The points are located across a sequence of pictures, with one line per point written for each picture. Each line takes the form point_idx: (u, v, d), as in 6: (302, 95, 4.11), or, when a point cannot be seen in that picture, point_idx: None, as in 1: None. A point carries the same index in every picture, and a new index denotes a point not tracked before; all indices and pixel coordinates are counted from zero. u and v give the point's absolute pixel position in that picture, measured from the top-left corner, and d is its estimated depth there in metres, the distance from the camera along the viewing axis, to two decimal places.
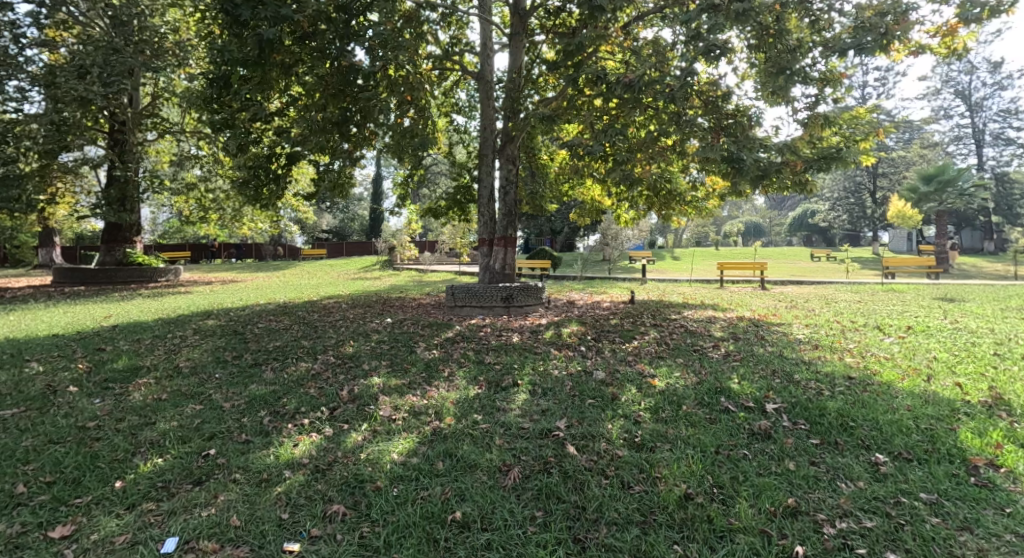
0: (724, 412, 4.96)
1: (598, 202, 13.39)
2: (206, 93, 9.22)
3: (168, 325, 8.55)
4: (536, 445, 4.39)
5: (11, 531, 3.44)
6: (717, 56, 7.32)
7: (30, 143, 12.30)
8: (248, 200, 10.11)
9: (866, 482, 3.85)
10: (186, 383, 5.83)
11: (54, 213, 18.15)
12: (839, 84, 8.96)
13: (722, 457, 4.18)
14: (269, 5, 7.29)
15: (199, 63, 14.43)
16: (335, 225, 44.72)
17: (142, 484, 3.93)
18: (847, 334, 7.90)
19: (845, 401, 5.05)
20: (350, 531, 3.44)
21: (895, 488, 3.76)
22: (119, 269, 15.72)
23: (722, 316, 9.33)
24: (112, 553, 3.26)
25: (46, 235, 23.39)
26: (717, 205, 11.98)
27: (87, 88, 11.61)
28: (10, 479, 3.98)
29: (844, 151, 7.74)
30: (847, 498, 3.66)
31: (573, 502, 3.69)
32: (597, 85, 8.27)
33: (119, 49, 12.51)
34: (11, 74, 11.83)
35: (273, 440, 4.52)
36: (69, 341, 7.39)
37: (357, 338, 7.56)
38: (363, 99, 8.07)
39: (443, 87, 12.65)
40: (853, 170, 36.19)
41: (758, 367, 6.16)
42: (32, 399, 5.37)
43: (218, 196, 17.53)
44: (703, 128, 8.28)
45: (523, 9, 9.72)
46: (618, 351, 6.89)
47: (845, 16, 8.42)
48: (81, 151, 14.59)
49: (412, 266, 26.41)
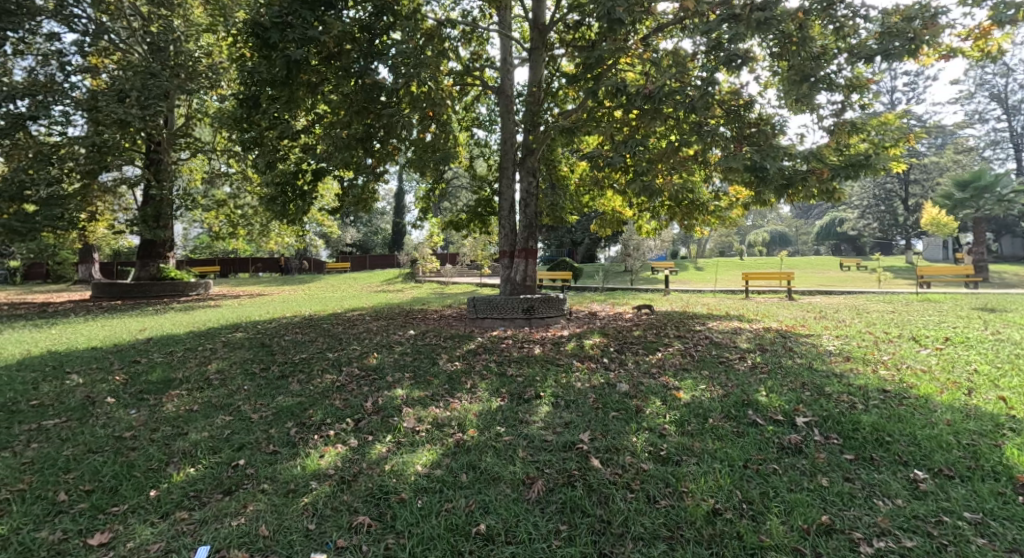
0: (752, 425, 4.86)
1: (619, 213, 13.24)
2: (237, 113, 9.48)
3: (199, 337, 8.77)
4: (560, 457, 4.36)
5: (53, 538, 3.57)
6: (739, 66, 7.30)
7: (73, 164, 12.81)
8: (276, 216, 10.38)
9: (905, 499, 3.71)
10: (216, 395, 5.96)
11: (93, 230, 18.91)
12: (867, 90, 8.77)
13: (750, 472, 4.09)
14: (297, 28, 7.63)
15: (230, 85, 14.94)
16: (358, 239, 45.47)
17: (174, 493, 4.04)
18: (881, 346, 7.66)
19: (880, 415, 4.89)
20: (376, 543, 3.47)
21: (937, 507, 3.62)
22: (152, 283, 16.23)
23: (747, 327, 9.15)
24: None
25: (86, 251, 24.28)
26: (741, 215, 11.85)
27: (126, 111, 12.13)
28: (53, 487, 4.14)
29: (872, 159, 7.55)
30: (885, 516, 3.54)
31: (598, 516, 3.65)
32: (617, 97, 8.19)
33: (156, 73, 13.10)
34: (57, 99, 12.33)
35: (300, 452, 4.60)
36: (107, 353, 7.65)
37: (380, 351, 7.63)
38: (386, 115, 8.21)
39: (463, 102, 12.77)
40: (883, 177, 35.41)
41: (785, 380, 6.00)
42: (72, 410, 5.57)
43: (246, 212, 17.97)
44: (726, 138, 8.16)
45: (543, 24, 9.83)
46: (642, 363, 6.81)
47: (871, 22, 8.27)
48: (120, 171, 15.18)
49: (434, 279, 26.56)
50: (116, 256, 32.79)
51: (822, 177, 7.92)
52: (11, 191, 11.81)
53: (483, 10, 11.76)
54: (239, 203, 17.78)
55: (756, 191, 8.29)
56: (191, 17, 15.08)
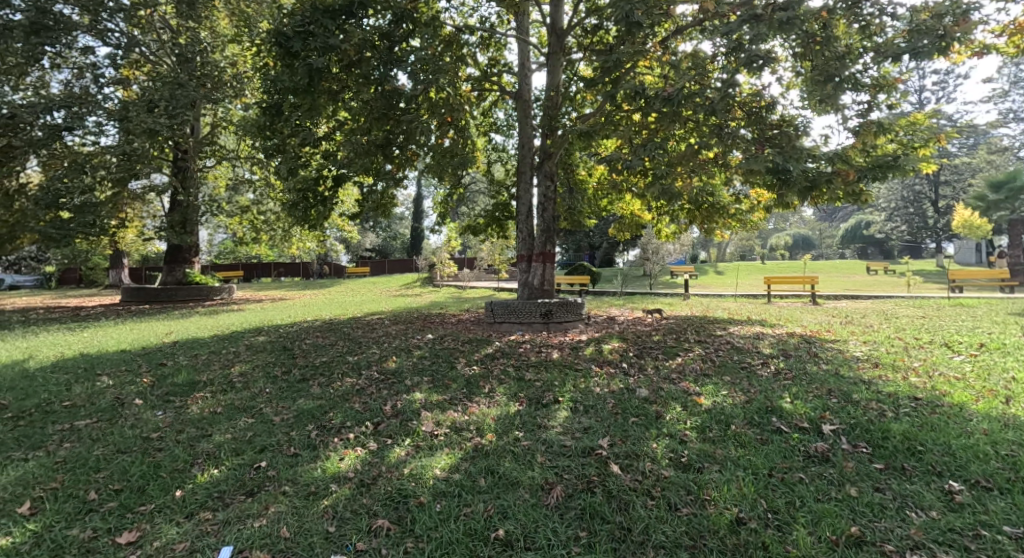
0: (777, 433, 4.76)
1: (638, 216, 13.17)
2: (260, 121, 9.68)
3: (222, 341, 8.95)
4: (579, 463, 4.32)
5: (83, 536, 3.67)
6: (760, 66, 7.18)
7: (105, 173, 13.21)
8: (297, 222, 10.55)
9: (940, 512, 3.59)
10: (239, 397, 6.09)
11: (123, 237, 19.48)
12: (894, 89, 8.56)
13: (775, 480, 4.00)
14: (319, 36, 7.79)
15: (254, 94, 15.43)
16: (378, 244, 46.05)
17: (199, 494, 4.13)
18: (911, 352, 7.43)
19: (912, 424, 4.73)
20: (395, 546, 3.48)
21: (975, 520, 3.49)
22: (178, 288, 16.62)
23: (770, 332, 8.97)
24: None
25: (116, 256, 25.01)
26: (762, 218, 11.70)
27: (156, 120, 12.51)
28: (84, 487, 4.26)
29: (900, 160, 7.34)
30: (919, 529, 3.42)
31: (618, 523, 3.62)
32: (636, 100, 8.12)
33: (183, 83, 13.50)
34: (90, 110, 12.78)
35: (321, 454, 4.65)
36: (136, 356, 7.87)
37: (399, 354, 7.70)
38: (405, 121, 8.32)
39: (481, 107, 12.82)
40: (912, 178, 34.56)
41: (811, 386, 5.86)
42: (102, 411, 5.74)
43: (269, 218, 18.30)
44: (747, 140, 8.01)
45: (560, 28, 9.86)
46: (662, 369, 6.72)
47: (899, 20, 8.10)
48: (149, 179, 15.62)
49: (452, 283, 26.73)
50: (145, 262, 33.70)
51: (847, 180, 7.66)
52: (48, 199, 12.26)
53: (501, 16, 11.83)
54: (262, 209, 18.14)
55: (779, 194, 8.12)
56: (218, 28, 15.46)
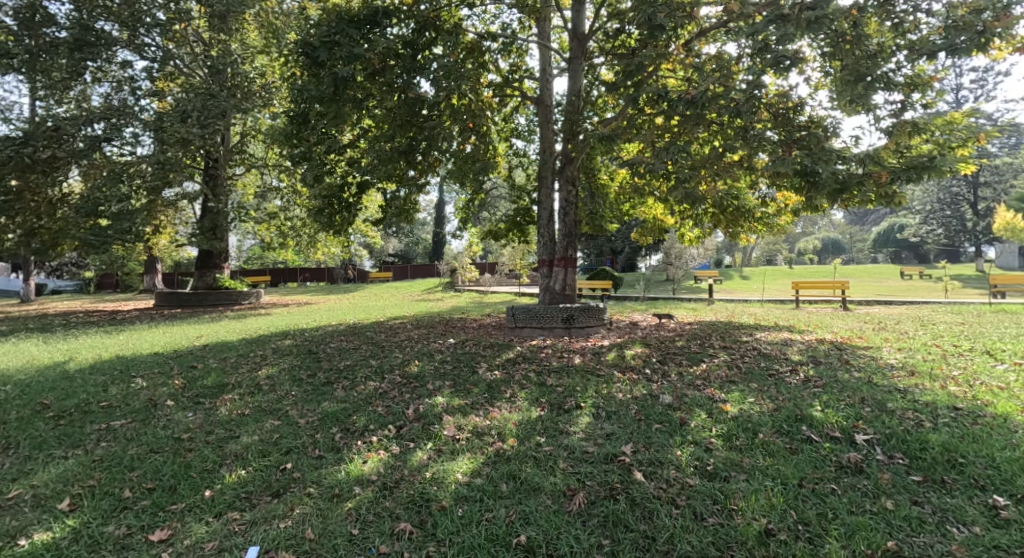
0: (807, 442, 4.63)
1: (661, 220, 13.03)
2: (286, 129, 9.89)
3: (250, 344, 9.15)
4: (601, 470, 4.28)
5: (119, 533, 3.79)
6: (788, 67, 7.03)
7: (140, 182, 13.68)
8: (322, 228, 10.75)
9: (983, 528, 3.43)
10: (266, 399, 6.21)
11: (157, 243, 20.13)
12: (929, 88, 8.28)
13: (806, 491, 3.89)
14: (344, 46, 7.96)
15: (282, 103, 15.79)
16: (400, 249, 46.68)
17: (227, 494, 4.22)
18: (949, 360, 7.15)
19: (951, 435, 4.55)
20: (417, 550, 3.50)
21: (1022, 537, 3.33)
22: (209, 293, 17.08)
23: (799, 338, 8.75)
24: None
25: (150, 262, 25.83)
26: (789, 221, 11.46)
27: (188, 130, 12.95)
28: (119, 485, 4.40)
29: (937, 160, 7.05)
30: (960, 545, 3.28)
31: (642, 532, 3.56)
32: (658, 103, 8.03)
33: (214, 94, 13.92)
34: (128, 121, 13.27)
35: (344, 457, 4.71)
36: (168, 359, 8.11)
37: (421, 358, 7.75)
38: (427, 128, 8.42)
39: (502, 113, 12.86)
40: (950, 180, 33.43)
41: (843, 394, 5.67)
42: (137, 411, 5.93)
43: (296, 224, 18.67)
44: (774, 142, 7.86)
45: (582, 33, 9.85)
46: (686, 375, 6.60)
47: (935, 16, 7.86)
48: (181, 187, 16.12)
49: (473, 288, 26.90)
50: (177, 267, 34.81)
51: (880, 181, 7.54)
52: (87, 207, 12.78)
53: (522, 23, 11.88)
54: (290, 216, 18.54)
55: (807, 196, 7.95)
56: (248, 40, 15.88)
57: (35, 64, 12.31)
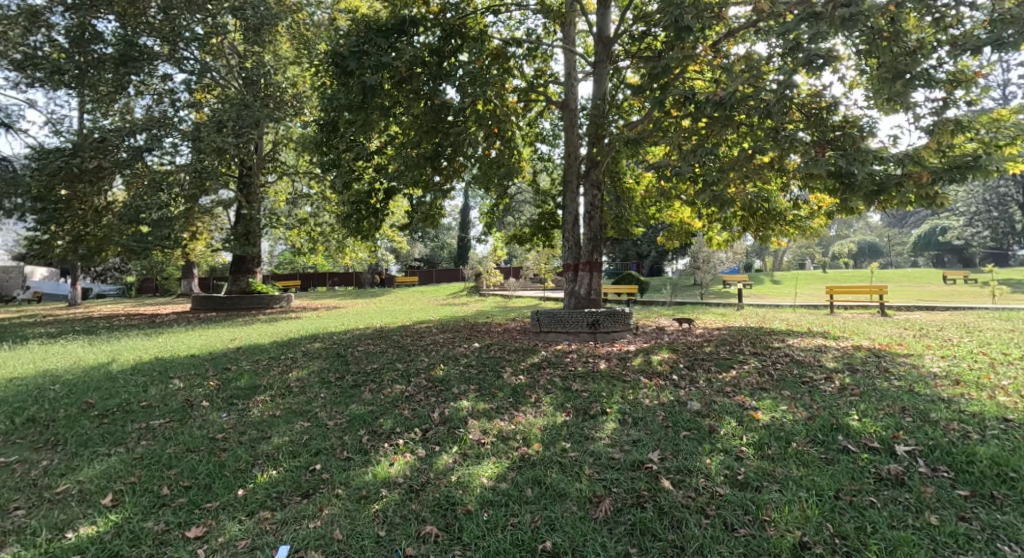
0: (843, 452, 4.47)
1: (688, 224, 12.85)
2: (317, 138, 10.12)
3: (281, 347, 9.38)
4: (628, 477, 4.22)
5: (157, 529, 3.92)
6: (821, 66, 6.85)
7: (179, 190, 14.19)
8: (351, 233, 10.93)
9: None
10: (297, 401, 6.35)
11: (195, 249, 20.83)
12: (974, 84, 7.95)
13: (843, 503, 3.75)
14: (373, 55, 8.11)
15: (313, 112, 16.19)
16: (426, 254, 47.23)
17: (259, 493, 4.33)
18: (997, 369, 6.81)
19: (1001, 448, 4.33)
20: (443, 553, 3.52)
21: None
22: (242, 297, 17.59)
23: (833, 345, 8.47)
24: (235, 556, 3.60)
25: (187, 267, 26.71)
26: (823, 225, 11.09)
27: (224, 139, 13.38)
28: (157, 482, 4.56)
29: (982, 159, 6.76)
30: None
31: (671, 541, 3.49)
32: (685, 105, 7.91)
33: (249, 104, 14.36)
34: (168, 132, 13.81)
35: (371, 459, 4.78)
36: (204, 360, 8.38)
37: (446, 362, 7.80)
38: (453, 134, 8.51)
39: (527, 118, 12.90)
40: (997, 180, 32.03)
41: (882, 403, 5.46)
42: (174, 411, 6.14)
43: (327, 229, 19.06)
44: (805, 142, 7.66)
45: (608, 37, 9.79)
46: (714, 381, 6.46)
47: (979, 9, 7.54)
48: (217, 195, 16.67)
49: (498, 292, 27.01)
50: (212, 272, 35.98)
51: (920, 182, 7.18)
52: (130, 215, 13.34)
53: (548, 28, 11.90)
54: (320, 221, 18.94)
55: (841, 198, 7.73)
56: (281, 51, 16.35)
57: (84, 79, 12.93)
